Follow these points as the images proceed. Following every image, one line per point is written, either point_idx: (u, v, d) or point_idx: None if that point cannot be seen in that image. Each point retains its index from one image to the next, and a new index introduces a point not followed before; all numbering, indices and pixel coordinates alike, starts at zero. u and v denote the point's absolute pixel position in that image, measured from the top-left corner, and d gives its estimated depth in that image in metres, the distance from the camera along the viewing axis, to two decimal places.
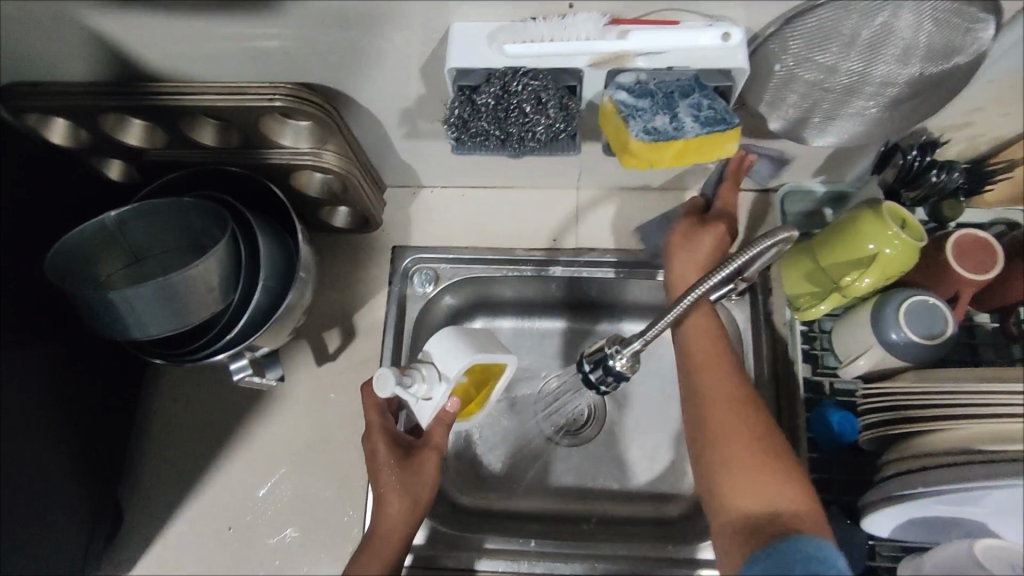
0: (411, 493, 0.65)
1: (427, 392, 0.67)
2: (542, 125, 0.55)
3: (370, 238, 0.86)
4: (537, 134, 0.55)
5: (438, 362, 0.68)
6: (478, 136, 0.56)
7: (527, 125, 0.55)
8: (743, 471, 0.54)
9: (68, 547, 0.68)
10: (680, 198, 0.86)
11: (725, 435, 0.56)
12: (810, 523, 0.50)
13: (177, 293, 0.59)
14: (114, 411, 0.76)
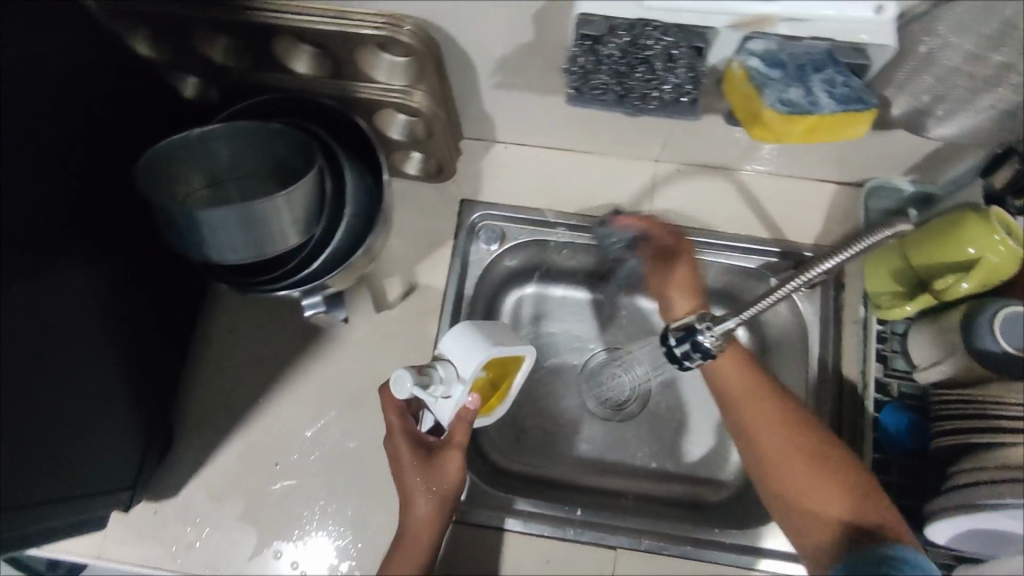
0: (435, 495, 0.65)
1: (445, 391, 0.65)
2: (669, 85, 0.52)
3: (438, 188, 0.83)
4: (661, 93, 0.53)
5: (455, 360, 0.65)
6: (597, 89, 0.54)
7: (653, 83, 0.53)
8: (809, 491, 0.61)
9: (121, 465, 0.69)
10: (760, 182, 0.83)
11: (782, 453, 0.63)
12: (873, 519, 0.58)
13: (259, 221, 0.57)
14: (171, 335, 0.75)
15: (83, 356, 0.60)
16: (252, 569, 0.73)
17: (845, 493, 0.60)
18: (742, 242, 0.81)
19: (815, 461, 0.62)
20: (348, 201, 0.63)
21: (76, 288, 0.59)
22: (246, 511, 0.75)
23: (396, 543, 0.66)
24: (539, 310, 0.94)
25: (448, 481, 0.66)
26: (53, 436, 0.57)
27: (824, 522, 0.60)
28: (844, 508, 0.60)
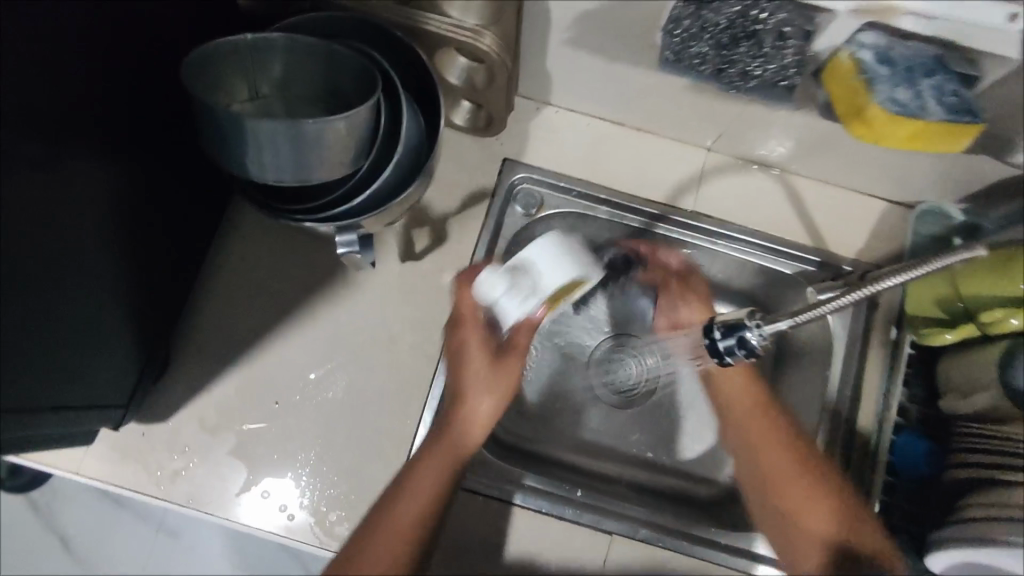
0: (497, 397, 0.65)
1: (530, 289, 0.60)
2: (774, 65, 0.49)
3: (482, 143, 0.79)
4: (764, 73, 0.50)
5: (541, 271, 0.60)
6: (696, 57, 0.51)
7: (759, 59, 0.49)
8: (806, 503, 0.65)
9: (113, 380, 0.64)
10: (810, 188, 0.81)
11: (789, 486, 0.66)
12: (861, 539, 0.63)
13: (307, 143, 0.52)
14: (182, 252, 0.71)
15: (89, 257, 0.56)
16: (237, 507, 0.69)
17: (843, 505, 0.65)
18: (781, 246, 0.80)
19: (811, 481, 0.66)
20: (400, 134, 0.59)
21: (92, 186, 0.54)
22: (238, 446, 0.71)
23: (432, 442, 0.64)
24: None
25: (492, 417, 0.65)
26: (48, 335, 0.53)
27: (824, 535, 0.64)
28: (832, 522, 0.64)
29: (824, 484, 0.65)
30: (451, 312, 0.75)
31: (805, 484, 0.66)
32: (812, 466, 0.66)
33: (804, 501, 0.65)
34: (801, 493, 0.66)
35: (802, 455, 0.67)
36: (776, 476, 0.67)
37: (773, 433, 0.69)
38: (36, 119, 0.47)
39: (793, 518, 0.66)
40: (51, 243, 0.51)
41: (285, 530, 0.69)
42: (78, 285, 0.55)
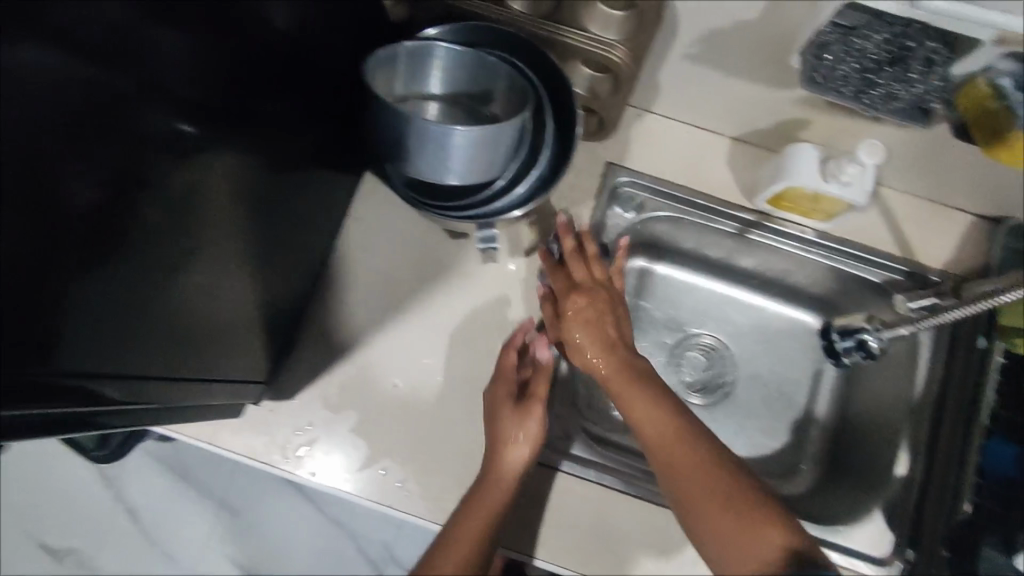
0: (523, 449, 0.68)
1: (842, 188, 0.72)
2: (917, 88, 0.54)
3: (588, 148, 0.84)
4: (905, 94, 0.55)
5: (842, 172, 0.71)
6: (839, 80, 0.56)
7: (902, 83, 0.54)
8: (734, 543, 0.53)
9: (247, 358, 0.69)
10: (897, 201, 0.84)
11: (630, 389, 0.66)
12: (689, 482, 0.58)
13: (469, 147, 0.56)
14: (306, 241, 0.75)
15: (232, 243, 0.62)
16: (357, 482, 0.74)
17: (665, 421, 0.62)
18: (870, 254, 0.83)
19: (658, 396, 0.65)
20: (545, 146, 0.64)
21: (239, 178, 0.61)
22: (358, 424, 0.76)
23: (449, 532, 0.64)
24: (643, 285, 0.95)
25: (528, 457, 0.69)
26: (183, 305, 0.57)
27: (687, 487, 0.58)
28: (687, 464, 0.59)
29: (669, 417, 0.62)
30: None
31: (719, 513, 0.55)
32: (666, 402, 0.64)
33: (715, 533, 0.55)
34: (711, 536, 0.55)
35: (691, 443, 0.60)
36: (698, 502, 0.56)
37: (681, 441, 0.60)
38: (195, 112, 0.54)
39: (710, 538, 0.55)
40: (188, 220, 0.55)
41: (402, 503, 0.74)
42: (205, 272, 0.59)
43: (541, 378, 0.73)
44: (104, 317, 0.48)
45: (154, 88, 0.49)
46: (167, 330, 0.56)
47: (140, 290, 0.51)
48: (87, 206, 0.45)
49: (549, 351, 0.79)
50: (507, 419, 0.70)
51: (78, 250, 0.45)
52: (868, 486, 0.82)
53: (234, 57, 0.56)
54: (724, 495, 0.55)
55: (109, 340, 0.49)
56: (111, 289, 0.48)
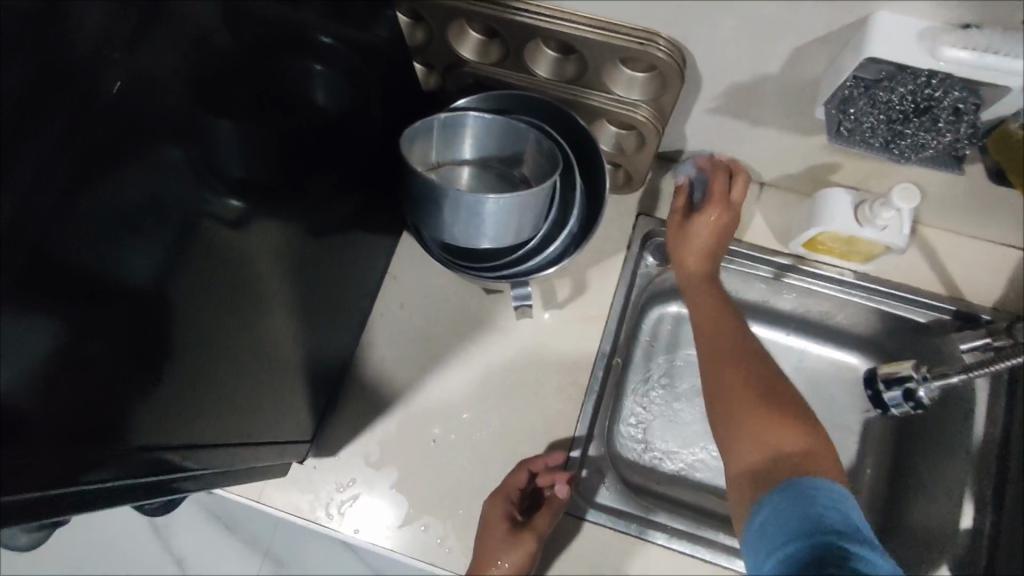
0: (506, 569, 0.70)
1: (877, 230, 0.71)
2: (948, 138, 0.54)
3: (619, 199, 0.85)
4: (938, 143, 0.55)
5: (873, 215, 0.69)
6: (868, 131, 0.57)
7: (932, 132, 0.55)
8: (751, 438, 0.56)
9: (289, 417, 0.72)
10: (937, 239, 0.82)
11: (705, 310, 0.71)
12: (731, 398, 0.60)
13: (497, 214, 0.58)
14: (344, 301, 0.78)
15: (269, 310, 0.64)
16: (398, 538, 0.75)
17: (737, 344, 0.66)
18: (914, 293, 0.81)
19: (723, 320, 0.69)
20: (572, 204, 0.66)
21: (277, 246, 0.63)
22: (398, 480, 0.77)
23: None
24: (680, 332, 0.94)
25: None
26: (233, 374, 0.59)
27: (735, 396, 0.60)
28: (739, 378, 0.62)
29: (737, 346, 0.65)
30: (593, 357, 0.80)
31: (752, 405, 0.58)
32: (734, 329, 0.67)
33: (740, 422, 0.58)
34: (736, 430, 0.58)
35: (744, 368, 0.62)
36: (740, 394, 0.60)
37: (737, 347, 0.65)
38: (242, 188, 0.56)
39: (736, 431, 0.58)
40: (235, 295, 0.57)
41: (443, 561, 0.74)
42: (251, 340, 0.61)
43: (544, 511, 0.74)
44: (162, 392, 0.50)
45: (208, 169, 0.51)
46: (215, 397, 0.57)
47: (194, 363, 0.53)
48: (151, 287, 0.47)
49: (584, 405, 0.79)
50: (494, 542, 0.71)
51: (143, 328, 0.47)
52: (928, 539, 0.78)
53: (278, 133, 0.59)
54: (760, 392, 0.59)
55: (169, 410, 0.51)
56: (166, 360, 0.49)
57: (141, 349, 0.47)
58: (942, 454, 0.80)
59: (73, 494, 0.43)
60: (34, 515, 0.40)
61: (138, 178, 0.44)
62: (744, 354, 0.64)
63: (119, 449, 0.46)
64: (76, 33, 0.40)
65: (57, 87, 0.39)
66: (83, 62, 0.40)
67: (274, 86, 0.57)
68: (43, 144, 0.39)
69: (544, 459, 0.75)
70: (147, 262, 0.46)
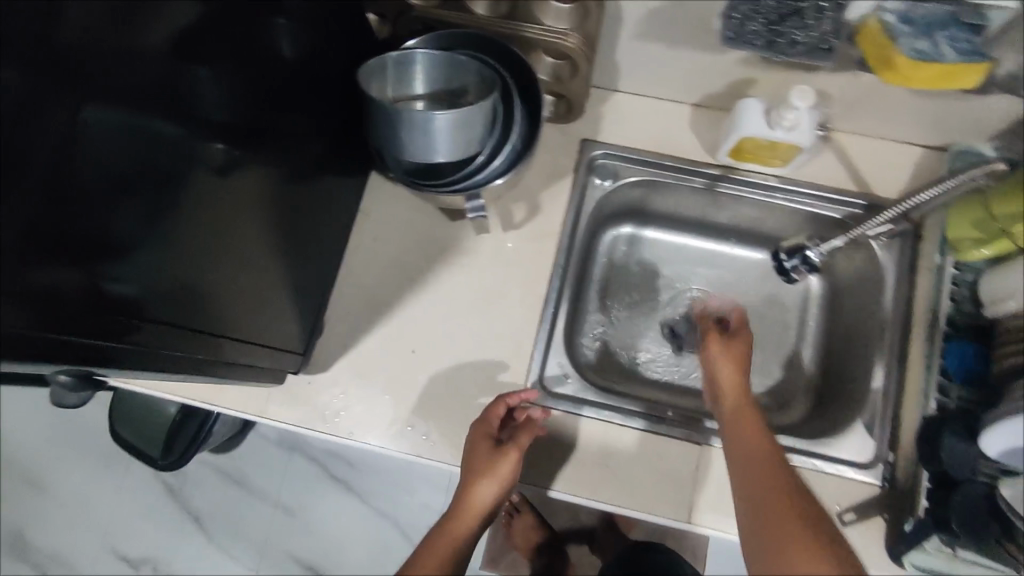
0: (495, 477, 0.79)
1: (787, 131, 0.80)
2: (811, 30, 0.62)
3: (565, 128, 0.94)
4: (802, 36, 0.62)
5: (781, 120, 0.79)
6: (749, 32, 0.63)
7: (797, 27, 0.62)
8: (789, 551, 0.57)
9: (284, 330, 0.82)
10: (849, 141, 0.92)
11: (738, 425, 0.75)
12: (769, 508, 0.63)
13: (446, 132, 0.69)
14: (324, 233, 0.88)
15: (257, 242, 0.73)
16: (390, 436, 0.85)
17: (768, 457, 0.68)
18: (828, 193, 0.91)
19: (761, 434, 0.72)
20: (514, 124, 0.74)
21: (261, 176, 0.72)
22: (385, 388, 0.87)
23: (438, 527, 0.76)
24: (632, 249, 1.05)
25: (493, 492, 0.78)
26: (231, 280, 0.70)
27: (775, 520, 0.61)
28: (777, 486, 0.65)
29: (768, 459, 0.68)
30: (550, 270, 0.91)
31: (787, 515, 0.61)
32: (770, 445, 0.70)
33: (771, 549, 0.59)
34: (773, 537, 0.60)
35: (795, 484, 0.65)
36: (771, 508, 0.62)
37: (769, 472, 0.67)
38: (223, 131, 0.64)
39: (777, 549, 0.58)
40: (227, 214, 0.67)
41: (429, 452, 0.85)
42: (247, 254, 0.72)
43: (524, 432, 0.82)
44: (162, 300, 0.60)
45: (194, 109, 0.60)
46: (217, 299, 0.68)
47: (190, 280, 0.63)
48: (154, 218, 0.57)
49: (544, 310, 0.89)
50: (482, 453, 0.80)
51: (144, 251, 0.56)
52: (850, 403, 0.90)
53: (252, 74, 0.67)
54: (793, 505, 0.61)
55: (172, 317, 0.62)
56: (169, 262, 0.60)
57: (144, 267, 0.57)
58: (861, 332, 0.92)
59: (111, 356, 0.55)
60: (84, 361, 0.53)
61: (130, 133, 0.53)
62: (775, 458, 0.68)
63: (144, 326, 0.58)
64: (65, 23, 0.46)
65: (54, 71, 0.46)
66: (72, 45, 0.47)
67: (246, 39, 0.65)
68: (50, 115, 0.46)
69: (517, 396, 0.84)
70: (144, 203, 0.55)
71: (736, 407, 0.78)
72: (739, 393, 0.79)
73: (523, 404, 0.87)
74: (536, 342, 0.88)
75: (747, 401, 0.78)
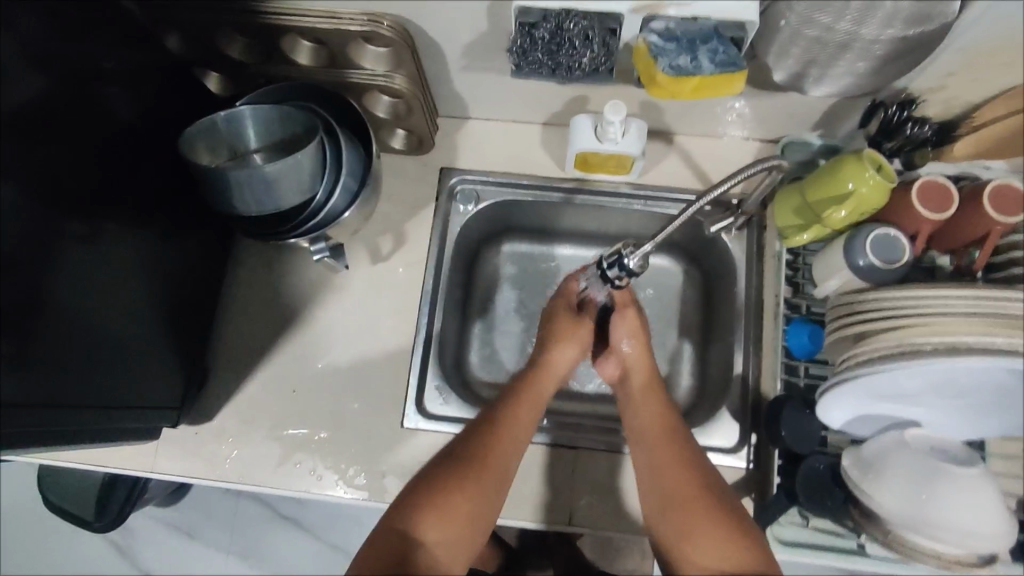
0: (577, 345, 0.86)
1: (615, 142, 0.85)
2: (587, 58, 0.69)
3: (423, 159, 0.98)
4: (582, 65, 0.70)
5: (606, 134, 0.84)
6: (534, 63, 0.71)
7: (575, 56, 0.69)
8: (705, 534, 0.66)
9: (164, 387, 0.84)
10: (690, 143, 0.97)
11: (648, 403, 0.79)
12: (684, 490, 0.70)
13: (275, 182, 0.73)
14: (199, 286, 0.90)
15: (138, 304, 0.77)
16: (279, 476, 0.87)
17: (680, 438, 0.75)
18: (676, 194, 0.96)
19: (671, 417, 0.77)
20: (343, 165, 0.77)
21: (127, 242, 0.75)
22: (269, 431, 0.89)
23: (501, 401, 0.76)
24: (513, 265, 1.09)
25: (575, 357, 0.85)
26: (101, 346, 0.72)
27: (684, 495, 0.69)
28: (692, 466, 0.72)
29: (677, 441, 0.74)
30: (421, 296, 0.94)
31: (703, 506, 0.68)
32: (674, 428, 0.76)
33: (696, 535, 0.66)
34: (692, 525, 0.67)
35: (699, 466, 0.72)
36: (682, 488, 0.70)
37: (683, 453, 0.73)
38: (80, 205, 0.68)
39: (688, 537, 0.66)
40: (93, 284, 0.70)
41: (317, 488, 0.87)
42: (117, 319, 0.74)
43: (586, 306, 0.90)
44: (25, 372, 0.62)
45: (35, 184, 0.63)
46: (86, 361, 0.70)
47: (64, 341, 0.66)
48: (7, 289, 0.60)
49: (417, 336, 0.93)
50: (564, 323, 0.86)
51: (10, 329, 0.60)
52: (721, 390, 0.94)
53: (99, 143, 0.70)
54: (708, 491, 0.69)
55: (48, 388, 0.65)
56: (24, 336, 0.62)
57: (16, 341, 0.61)
58: (726, 321, 0.97)
59: None
60: None
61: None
62: (686, 443, 0.75)
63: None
64: None
65: None
66: None
67: (88, 115, 0.69)
68: None
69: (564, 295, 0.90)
70: (4, 280, 0.59)
71: (638, 388, 0.82)
72: (645, 366, 0.83)
73: (405, 429, 0.89)
74: (415, 367, 0.92)
75: (652, 376, 0.82)
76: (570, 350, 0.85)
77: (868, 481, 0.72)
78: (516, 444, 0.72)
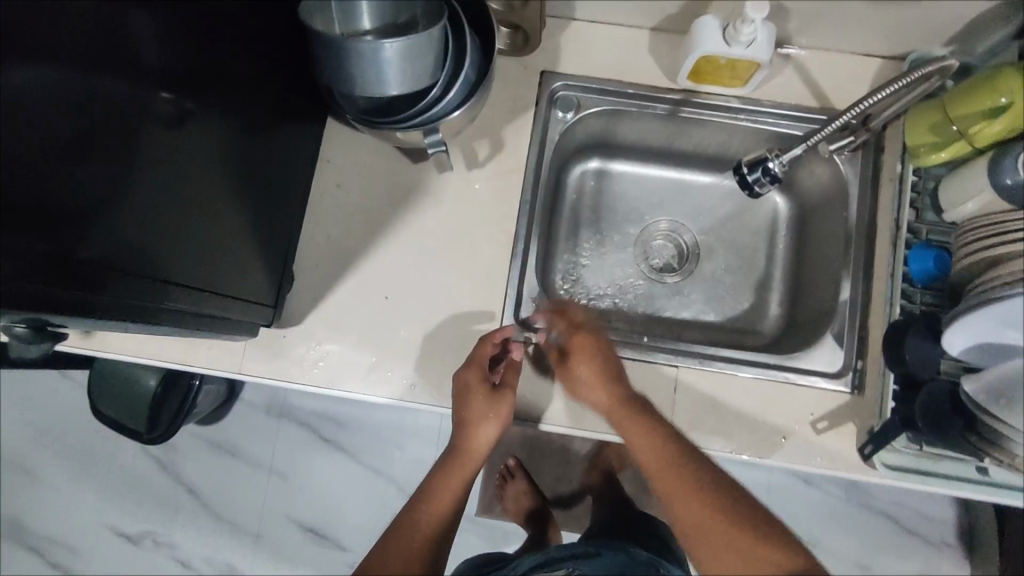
0: (495, 419, 0.81)
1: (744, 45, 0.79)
2: None
3: (524, 62, 0.92)
4: None
5: (734, 36, 0.78)
6: None
7: None
8: (725, 557, 0.68)
9: (255, 282, 0.81)
10: (809, 57, 0.92)
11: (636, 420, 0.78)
12: (699, 513, 0.71)
13: (397, 61, 0.66)
14: (287, 184, 0.86)
15: (231, 193, 0.73)
16: (370, 382, 0.86)
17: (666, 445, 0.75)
18: (790, 110, 0.90)
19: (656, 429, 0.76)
20: (466, 54, 0.73)
21: (222, 122, 0.70)
22: (359, 337, 0.87)
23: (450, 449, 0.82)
24: (601, 183, 1.05)
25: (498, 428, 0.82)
26: (194, 237, 0.68)
27: (703, 518, 0.70)
28: (700, 477, 0.72)
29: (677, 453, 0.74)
30: (518, 206, 0.90)
31: (727, 519, 0.69)
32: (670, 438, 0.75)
33: (720, 550, 0.69)
34: (705, 539, 0.70)
35: (711, 481, 0.72)
36: (702, 508, 0.71)
37: (682, 468, 0.73)
38: (169, 79, 0.62)
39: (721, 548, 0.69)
40: (189, 164, 0.65)
41: (410, 395, 0.85)
42: (212, 207, 0.70)
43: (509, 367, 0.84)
44: (124, 258, 0.59)
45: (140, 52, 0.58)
46: (179, 250, 0.67)
47: (164, 234, 0.64)
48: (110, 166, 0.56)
49: (515, 248, 0.89)
50: (478, 402, 0.80)
51: (103, 213, 0.56)
52: (821, 317, 0.92)
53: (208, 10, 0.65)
54: (729, 511, 0.70)
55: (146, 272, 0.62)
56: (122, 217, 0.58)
57: (108, 226, 0.57)
58: (830, 248, 0.94)
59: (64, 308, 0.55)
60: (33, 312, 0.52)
61: (68, 93, 0.52)
62: (691, 457, 0.74)
63: (99, 289, 0.57)
64: None
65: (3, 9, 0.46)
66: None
67: None
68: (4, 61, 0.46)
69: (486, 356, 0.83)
70: (107, 153, 0.56)
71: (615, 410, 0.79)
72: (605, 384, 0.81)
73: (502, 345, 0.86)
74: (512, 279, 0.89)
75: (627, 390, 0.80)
76: (490, 427, 0.81)
77: (1002, 408, 0.69)
78: (451, 503, 0.79)
